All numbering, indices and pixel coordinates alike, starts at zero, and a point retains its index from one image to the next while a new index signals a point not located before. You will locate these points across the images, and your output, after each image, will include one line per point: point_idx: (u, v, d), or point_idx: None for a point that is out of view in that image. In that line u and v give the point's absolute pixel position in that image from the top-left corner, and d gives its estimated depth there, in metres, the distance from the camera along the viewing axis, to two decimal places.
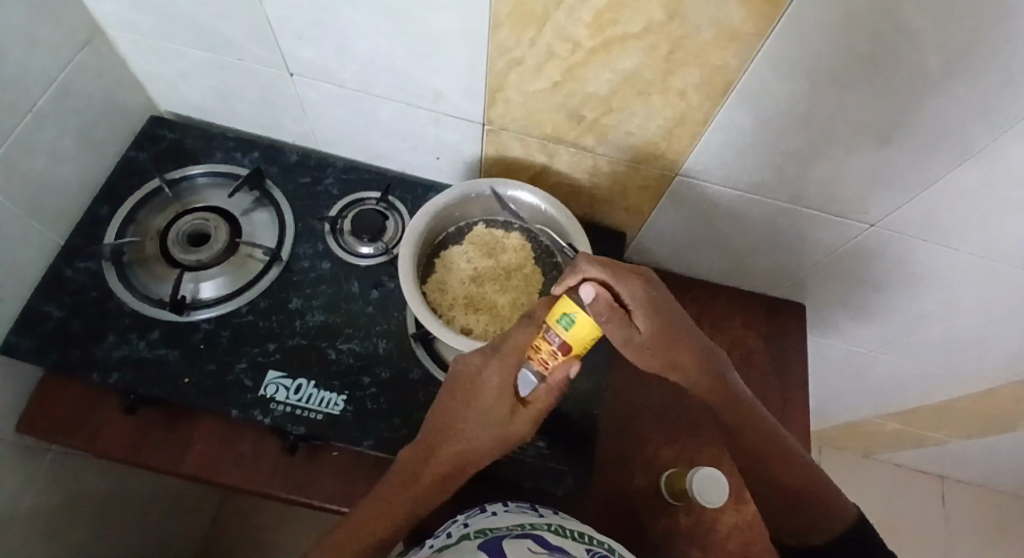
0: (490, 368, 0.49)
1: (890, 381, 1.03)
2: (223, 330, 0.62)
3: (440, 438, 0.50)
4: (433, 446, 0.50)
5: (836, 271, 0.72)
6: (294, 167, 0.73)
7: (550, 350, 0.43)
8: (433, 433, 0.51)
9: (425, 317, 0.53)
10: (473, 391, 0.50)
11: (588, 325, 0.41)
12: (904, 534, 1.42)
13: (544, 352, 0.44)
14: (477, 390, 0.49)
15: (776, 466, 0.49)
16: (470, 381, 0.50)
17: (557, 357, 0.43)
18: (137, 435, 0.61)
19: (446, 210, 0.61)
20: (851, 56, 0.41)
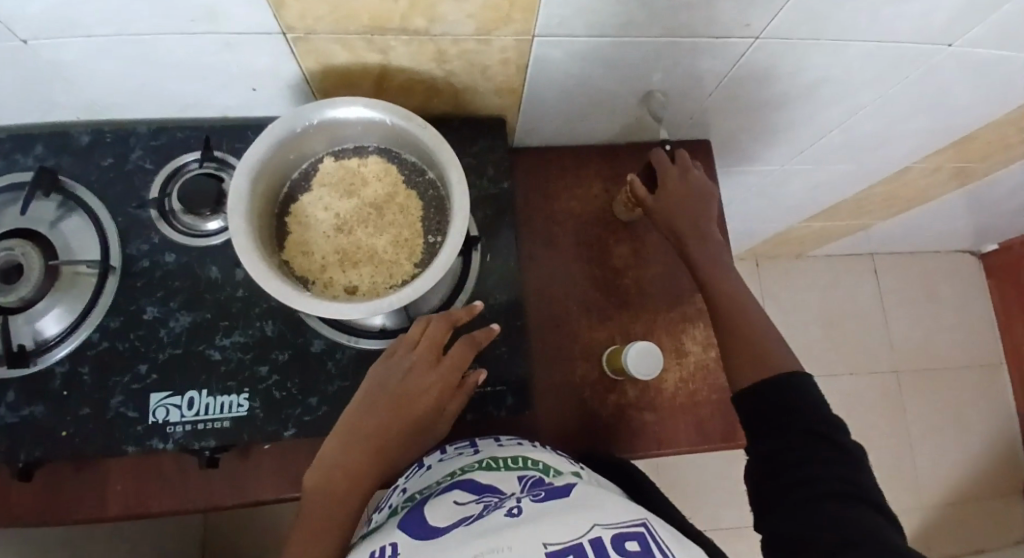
0: (431, 364, 0.49)
1: (809, 189, 1.03)
2: (82, 365, 0.54)
3: (378, 435, 0.47)
4: (371, 441, 0.46)
5: (733, 99, 0.66)
6: (89, 150, 0.59)
7: None
8: (365, 431, 0.47)
9: (289, 293, 0.45)
10: (412, 389, 0.48)
11: None
12: (844, 317, 1.54)
13: None
14: (418, 387, 0.48)
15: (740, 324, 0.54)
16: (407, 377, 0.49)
17: None
18: (45, 499, 0.56)
19: (278, 156, 0.50)
20: None
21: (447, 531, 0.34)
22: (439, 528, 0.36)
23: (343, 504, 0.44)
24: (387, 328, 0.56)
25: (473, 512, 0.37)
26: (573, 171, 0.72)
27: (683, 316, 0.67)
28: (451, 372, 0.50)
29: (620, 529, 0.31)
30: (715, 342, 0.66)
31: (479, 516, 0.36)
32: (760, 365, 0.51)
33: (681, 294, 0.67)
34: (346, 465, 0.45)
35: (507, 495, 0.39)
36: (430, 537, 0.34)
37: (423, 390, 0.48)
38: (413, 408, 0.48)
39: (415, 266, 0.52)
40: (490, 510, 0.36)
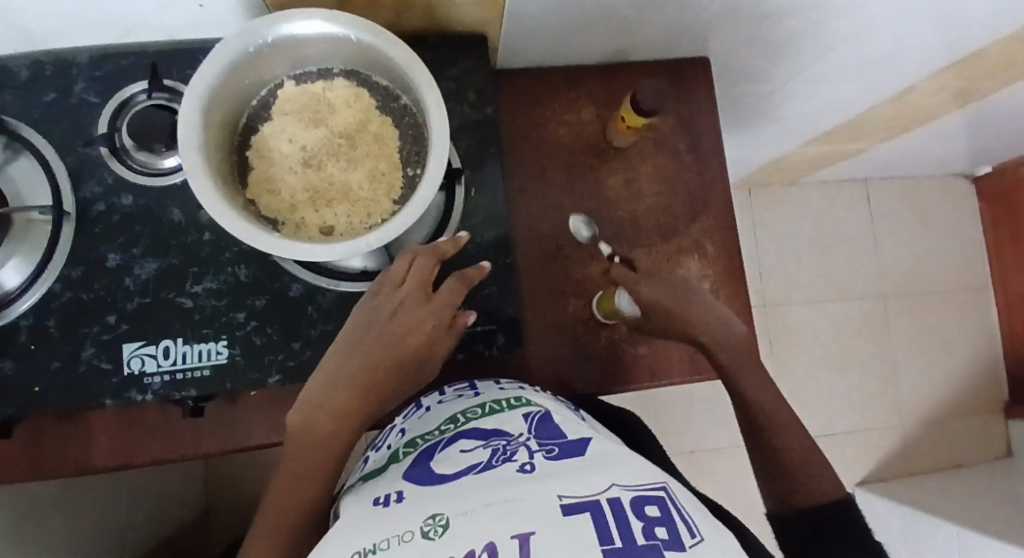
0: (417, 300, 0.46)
1: (808, 111, 0.98)
2: (47, 318, 0.51)
3: (369, 375, 0.45)
4: (360, 383, 0.44)
5: (737, 10, 0.60)
6: (28, 85, 0.53)
7: None
8: (354, 373, 0.45)
9: (253, 237, 0.41)
10: (400, 327, 0.45)
11: None
12: (834, 244, 1.53)
13: None
14: (407, 324, 0.46)
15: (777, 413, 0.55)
16: (393, 315, 0.46)
17: None
18: (27, 451, 0.55)
19: (230, 82, 0.45)
20: None
21: (457, 478, 0.34)
22: (447, 475, 0.35)
23: (334, 450, 0.44)
24: (369, 271, 0.53)
25: (481, 458, 0.36)
26: (563, 95, 0.67)
27: (678, 249, 0.64)
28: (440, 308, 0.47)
29: (640, 491, 0.29)
30: (711, 274, 0.64)
31: (488, 464, 0.34)
32: (788, 431, 0.55)
33: (676, 225, 0.65)
34: (334, 409, 0.44)
35: (515, 438, 0.38)
36: (439, 484, 0.34)
37: (411, 327, 0.46)
38: (404, 345, 0.45)
39: (394, 202, 0.48)
40: (500, 458, 0.35)
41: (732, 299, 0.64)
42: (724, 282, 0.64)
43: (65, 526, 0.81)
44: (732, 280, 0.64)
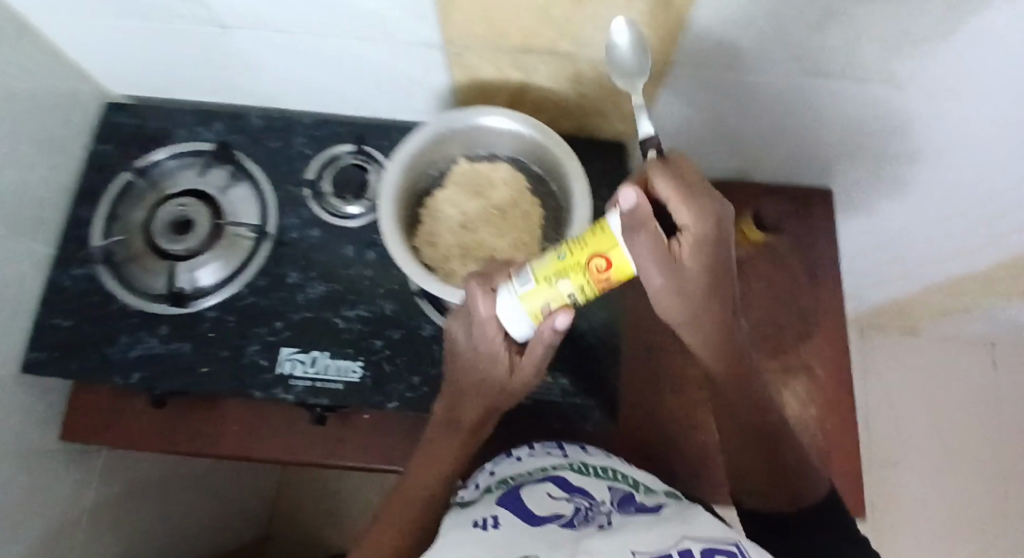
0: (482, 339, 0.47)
1: (930, 255, 0.97)
2: (229, 315, 0.62)
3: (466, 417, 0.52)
4: (461, 423, 0.52)
5: (862, 148, 0.65)
6: (260, 132, 0.68)
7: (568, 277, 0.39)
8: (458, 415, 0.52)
9: (418, 276, 0.50)
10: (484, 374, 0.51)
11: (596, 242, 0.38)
12: (950, 400, 1.41)
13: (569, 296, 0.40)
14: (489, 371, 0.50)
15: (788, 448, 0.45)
16: (477, 362, 0.50)
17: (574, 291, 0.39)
18: (173, 425, 0.64)
19: (422, 155, 0.56)
20: None
21: (542, 525, 0.37)
22: (534, 519, 0.38)
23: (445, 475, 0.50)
24: None
25: (566, 511, 0.39)
26: None
27: (784, 366, 0.68)
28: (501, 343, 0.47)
29: (710, 544, 0.30)
30: (814, 398, 0.67)
31: (573, 520, 0.37)
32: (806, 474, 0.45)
33: (786, 345, 0.68)
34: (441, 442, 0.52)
35: (598, 502, 0.41)
36: (527, 525, 0.37)
37: (489, 370, 0.50)
38: (492, 388, 0.52)
39: None
40: (584, 515, 0.38)
41: (835, 429, 0.66)
42: (829, 411, 0.66)
43: (164, 507, 0.90)
44: (836, 408, 0.66)
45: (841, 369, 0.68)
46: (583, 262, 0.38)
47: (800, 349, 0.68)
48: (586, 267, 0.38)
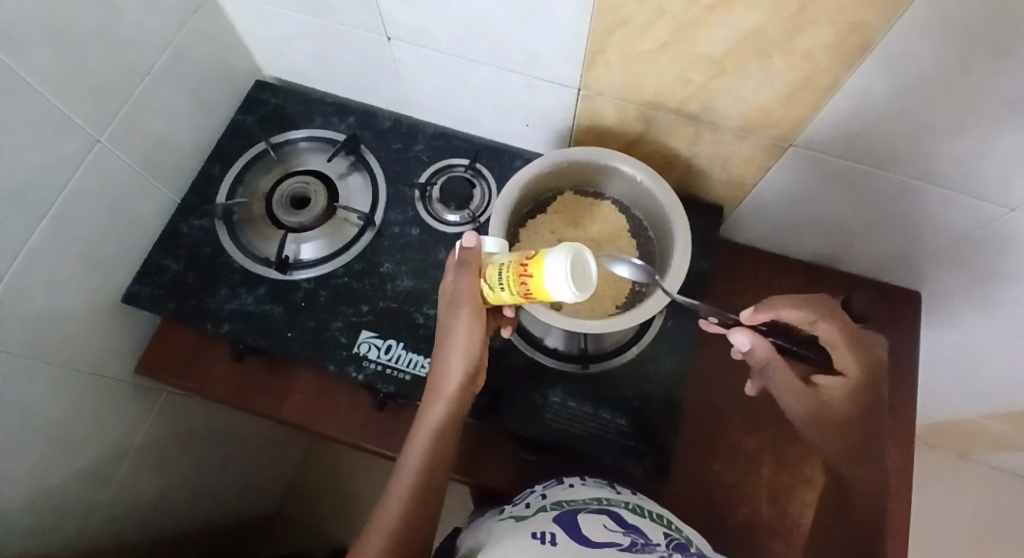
0: (451, 324, 0.51)
1: (1006, 383, 0.93)
2: (322, 289, 0.67)
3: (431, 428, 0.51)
4: (429, 434, 0.51)
5: (961, 259, 0.65)
6: (386, 132, 0.75)
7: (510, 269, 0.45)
8: (423, 425, 0.51)
9: None
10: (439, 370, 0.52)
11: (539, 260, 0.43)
12: (997, 545, 1.30)
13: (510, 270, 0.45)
14: (443, 363, 0.52)
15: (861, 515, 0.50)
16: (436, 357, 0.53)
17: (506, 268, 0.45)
18: (243, 380, 0.67)
19: (537, 179, 0.61)
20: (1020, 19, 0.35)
21: (596, 548, 0.37)
22: (589, 539, 0.38)
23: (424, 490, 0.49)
24: (560, 351, 0.64)
25: (622, 541, 0.38)
26: (767, 276, 0.74)
27: None
28: (468, 321, 0.49)
29: None
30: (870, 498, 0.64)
31: (629, 549, 0.36)
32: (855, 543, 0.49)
33: None
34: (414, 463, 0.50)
35: (653, 541, 0.39)
36: (582, 544, 0.37)
37: (446, 364, 0.51)
38: (448, 388, 0.51)
39: (616, 311, 0.59)
40: (640, 548, 0.37)
41: (887, 535, 0.63)
42: (885, 514, 0.64)
43: (199, 460, 0.94)
44: (894, 515, 0.64)
45: (904, 476, 0.65)
46: (526, 275, 0.43)
47: None
48: (520, 264, 0.44)
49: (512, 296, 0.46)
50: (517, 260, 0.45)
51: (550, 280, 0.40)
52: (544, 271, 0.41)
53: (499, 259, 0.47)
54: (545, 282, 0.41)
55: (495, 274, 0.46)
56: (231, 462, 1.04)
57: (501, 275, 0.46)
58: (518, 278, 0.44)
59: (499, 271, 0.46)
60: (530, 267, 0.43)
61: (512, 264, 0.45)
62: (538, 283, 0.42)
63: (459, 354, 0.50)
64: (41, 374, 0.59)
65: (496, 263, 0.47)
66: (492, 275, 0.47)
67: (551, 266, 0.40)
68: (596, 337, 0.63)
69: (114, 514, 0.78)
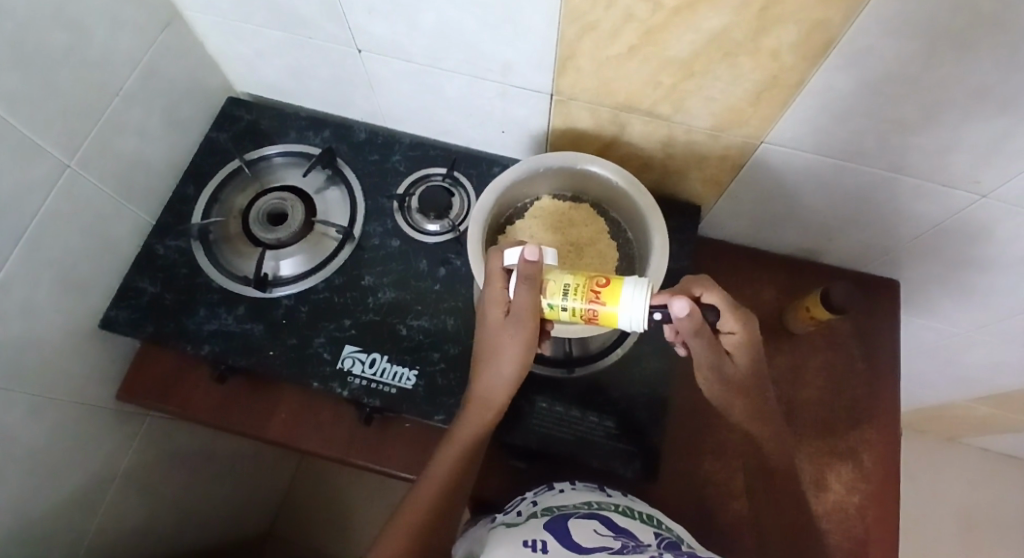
0: (502, 338, 0.50)
1: (985, 366, 0.95)
2: (303, 305, 0.66)
3: (468, 443, 0.51)
4: (464, 445, 0.51)
5: (935, 247, 0.66)
6: (363, 145, 0.75)
7: (576, 290, 0.45)
8: (457, 439, 0.51)
9: None
10: (485, 385, 0.52)
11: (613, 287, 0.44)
12: (985, 525, 1.32)
13: (577, 292, 0.45)
14: (490, 379, 0.52)
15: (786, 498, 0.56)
16: (480, 369, 0.52)
17: (572, 288, 0.46)
18: (226, 401, 0.66)
19: (514, 185, 0.61)
20: (974, 13, 0.36)
21: (587, 552, 0.36)
22: (580, 545, 0.38)
23: (451, 503, 0.50)
24: (545, 356, 0.63)
25: (613, 544, 0.38)
26: (748, 272, 0.75)
27: (830, 449, 0.66)
28: (524, 340, 0.49)
29: None
30: (857, 487, 0.65)
31: (620, 551, 0.36)
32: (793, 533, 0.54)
33: (833, 427, 0.67)
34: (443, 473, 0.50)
35: (644, 543, 0.39)
36: (573, 550, 0.37)
37: (493, 380, 0.51)
38: (490, 400, 0.52)
39: None
40: (631, 549, 0.37)
41: (876, 524, 0.63)
42: (873, 503, 0.64)
43: (187, 483, 0.92)
44: (882, 503, 0.64)
45: (888, 464, 0.66)
46: (598, 299, 0.44)
47: (852, 437, 0.67)
48: (588, 290, 0.45)
49: (567, 316, 0.46)
50: (582, 281, 0.46)
51: (626, 315, 0.43)
52: (621, 302, 0.43)
53: (563, 276, 0.47)
54: (619, 315, 0.44)
55: (555, 290, 0.46)
56: (220, 483, 1.03)
57: (563, 294, 0.46)
58: (585, 303, 0.45)
59: (562, 289, 0.46)
60: (602, 295, 0.44)
61: (580, 286, 0.45)
62: (608, 313, 0.44)
63: (505, 369, 0.51)
64: (17, 405, 0.58)
65: (558, 280, 0.47)
66: (553, 291, 0.46)
67: (630, 303, 0.43)
68: (581, 340, 0.63)
69: (101, 544, 0.76)
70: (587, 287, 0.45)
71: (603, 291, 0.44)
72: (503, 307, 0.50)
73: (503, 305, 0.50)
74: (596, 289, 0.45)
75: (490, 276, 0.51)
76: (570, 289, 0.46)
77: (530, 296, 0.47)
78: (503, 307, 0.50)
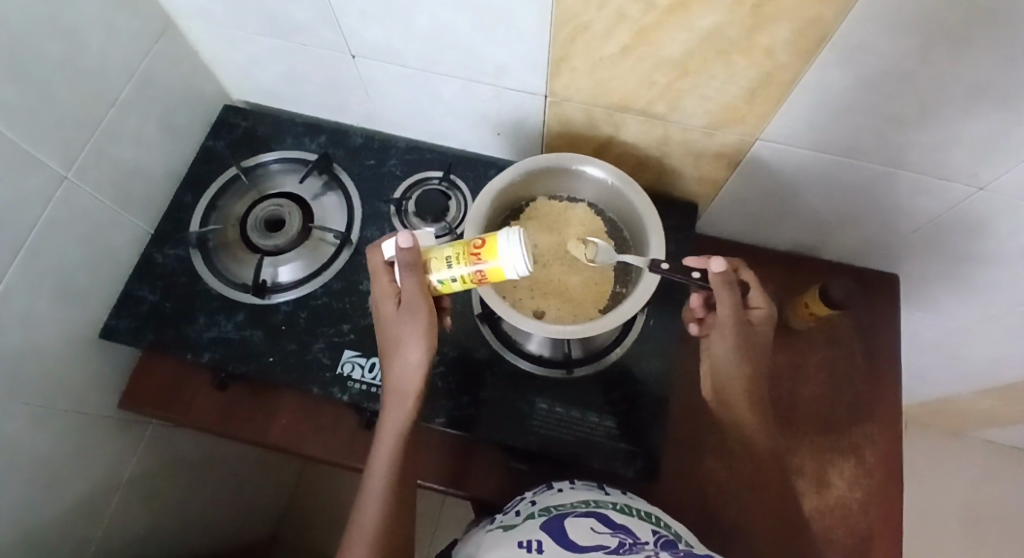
0: (404, 327, 0.50)
1: (988, 360, 0.94)
2: (302, 311, 0.66)
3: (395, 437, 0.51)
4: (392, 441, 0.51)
5: (934, 242, 0.66)
6: (359, 149, 0.75)
7: (458, 259, 0.48)
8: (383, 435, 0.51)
9: (499, 306, 0.55)
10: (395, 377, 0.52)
11: (488, 242, 0.46)
12: (992, 519, 1.32)
13: (459, 260, 0.48)
14: (399, 370, 0.51)
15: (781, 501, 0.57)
16: (390, 362, 0.52)
17: (453, 260, 0.48)
18: (228, 408, 0.66)
19: (508, 188, 0.61)
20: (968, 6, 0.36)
21: (582, 552, 0.36)
22: (576, 544, 0.37)
23: (398, 496, 0.51)
24: (543, 357, 0.63)
25: (610, 543, 0.37)
26: (747, 269, 0.75)
27: (832, 446, 0.66)
28: (423, 323, 0.49)
29: None
30: (861, 483, 0.65)
31: (615, 550, 0.36)
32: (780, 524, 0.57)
33: (835, 424, 0.67)
34: (382, 470, 0.51)
35: (642, 540, 0.39)
36: (569, 550, 0.37)
37: (404, 369, 0.51)
38: (406, 390, 0.52)
39: (600, 314, 0.59)
40: (627, 548, 0.36)
41: (878, 520, 0.63)
42: (876, 500, 0.64)
43: (191, 490, 0.92)
44: (884, 500, 0.64)
45: (891, 460, 0.66)
46: (479, 259, 0.47)
47: (855, 433, 0.67)
48: (469, 253, 0.47)
49: (460, 284, 0.49)
50: (460, 248, 0.48)
51: (507, 262, 0.45)
52: (499, 253, 0.46)
53: (442, 251, 0.49)
54: (502, 266, 0.46)
55: (440, 267, 0.49)
56: (225, 489, 1.03)
57: (448, 267, 0.48)
58: (471, 267, 0.47)
59: (445, 261, 0.48)
60: (479, 253, 0.47)
61: (459, 254, 0.48)
62: (492, 268, 0.46)
63: (413, 355, 0.50)
64: (20, 416, 0.58)
65: (440, 255, 0.49)
66: (438, 268, 0.49)
67: (505, 251, 0.45)
68: (581, 341, 0.63)
69: (105, 553, 0.76)
70: (467, 251, 0.47)
71: (479, 251, 0.47)
72: (395, 298, 0.51)
73: (394, 295, 0.51)
74: (474, 252, 0.47)
75: (375, 271, 0.52)
76: (452, 261, 0.48)
77: (416, 281, 0.49)
78: (395, 298, 0.51)
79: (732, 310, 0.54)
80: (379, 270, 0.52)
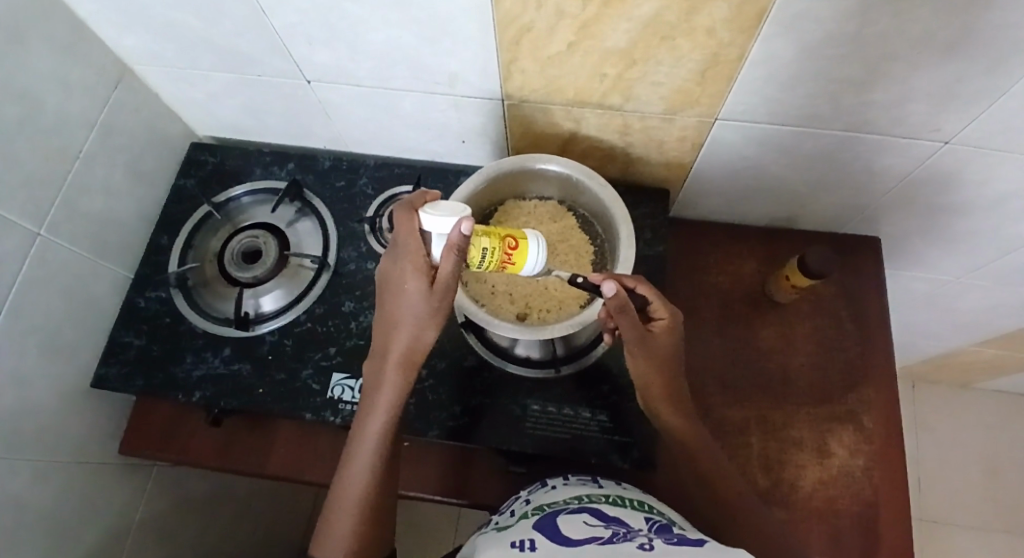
0: (398, 316, 0.50)
1: (982, 309, 0.94)
2: (287, 339, 0.66)
3: (377, 436, 0.50)
4: (376, 439, 0.50)
5: (909, 200, 0.66)
6: (328, 172, 0.75)
7: (491, 257, 0.46)
8: (372, 426, 0.50)
9: (477, 314, 0.56)
10: (385, 375, 0.51)
11: (522, 253, 0.47)
12: (1009, 467, 1.31)
13: (492, 259, 0.46)
14: (396, 368, 0.51)
15: (746, 515, 0.51)
16: (381, 357, 0.52)
17: (484, 255, 0.46)
18: (225, 443, 0.66)
19: (476, 193, 0.61)
20: None
21: (576, 545, 0.36)
22: (568, 538, 0.37)
23: (380, 495, 0.50)
24: (531, 358, 0.64)
25: (603, 534, 0.37)
26: (726, 248, 0.75)
27: (830, 414, 0.66)
28: (419, 313, 0.49)
29: None
30: (861, 448, 0.65)
31: (609, 540, 0.36)
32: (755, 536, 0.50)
33: (830, 391, 0.67)
34: (362, 470, 0.49)
35: (635, 528, 0.39)
36: (562, 544, 0.36)
37: (401, 368, 0.51)
38: (388, 388, 0.51)
39: (581, 309, 0.59)
40: (620, 537, 0.36)
41: (884, 483, 0.63)
42: (879, 463, 0.64)
43: (204, 527, 0.93)
44: (887, 462, 0.64)
45: (889, 421, 0.66)
46: (510, 262, 0.47)
47: (851, 399, 0.67)
48: (502, 254, 0.46)
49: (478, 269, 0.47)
50: (496, 244, 0.46)
51: (533, 271, 0.48)
52: (526, 264, 0.48)
53: (478, 239, 0.45)
54: (523, 269, 0.48)
55: (472, 254, 0.45)
56: (239, 522, 1.04)
57: (480, 258, 0.46)
58: (497, 265, 0.47)
59: (480, 254, 0.45)
60: (513, 257, 0.47)
61: (495, 253, 0.46)
62: (514, 268, 0.48)
63: (398, 343, 0.51)
64: (21, 475, 0.58)
65: (477, 245, 0.45)
66: (471, 255, 0.45)
67: (535, 263, 0.48)
68: (566, 339, 0.63)
69: None
70: (500, 253, 0.46)
71: (513, 258, 0.47)
72: (428, 276, 0.48)
73: (427, 273, 0.48)
74: (507, 254, 0.47)
75: (407, 241, 0.48)
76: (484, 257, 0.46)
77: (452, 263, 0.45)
78: (426, 275, 0.48)
79: (631, 328, 0.50)
80: (401, 250, 0.49)
